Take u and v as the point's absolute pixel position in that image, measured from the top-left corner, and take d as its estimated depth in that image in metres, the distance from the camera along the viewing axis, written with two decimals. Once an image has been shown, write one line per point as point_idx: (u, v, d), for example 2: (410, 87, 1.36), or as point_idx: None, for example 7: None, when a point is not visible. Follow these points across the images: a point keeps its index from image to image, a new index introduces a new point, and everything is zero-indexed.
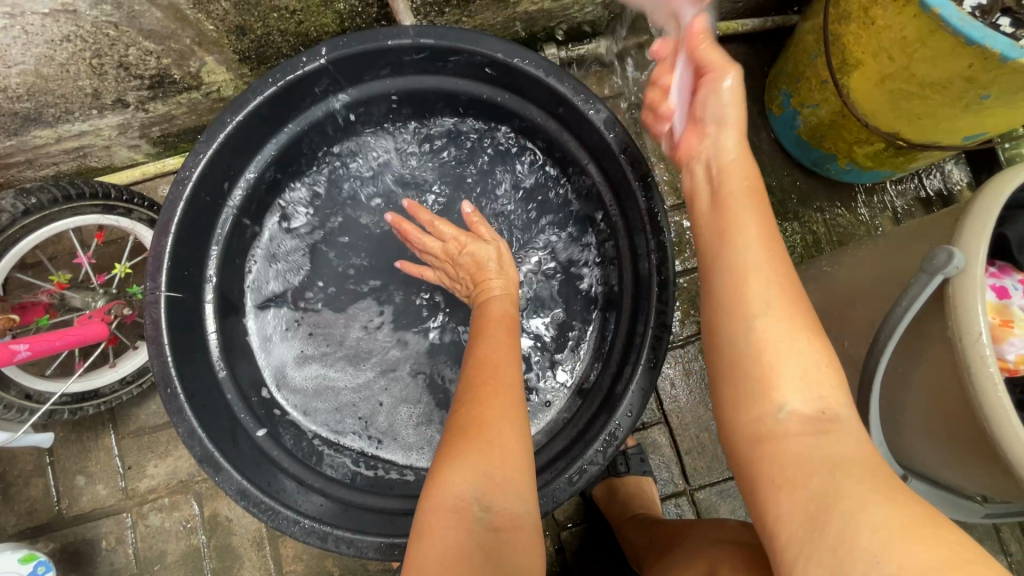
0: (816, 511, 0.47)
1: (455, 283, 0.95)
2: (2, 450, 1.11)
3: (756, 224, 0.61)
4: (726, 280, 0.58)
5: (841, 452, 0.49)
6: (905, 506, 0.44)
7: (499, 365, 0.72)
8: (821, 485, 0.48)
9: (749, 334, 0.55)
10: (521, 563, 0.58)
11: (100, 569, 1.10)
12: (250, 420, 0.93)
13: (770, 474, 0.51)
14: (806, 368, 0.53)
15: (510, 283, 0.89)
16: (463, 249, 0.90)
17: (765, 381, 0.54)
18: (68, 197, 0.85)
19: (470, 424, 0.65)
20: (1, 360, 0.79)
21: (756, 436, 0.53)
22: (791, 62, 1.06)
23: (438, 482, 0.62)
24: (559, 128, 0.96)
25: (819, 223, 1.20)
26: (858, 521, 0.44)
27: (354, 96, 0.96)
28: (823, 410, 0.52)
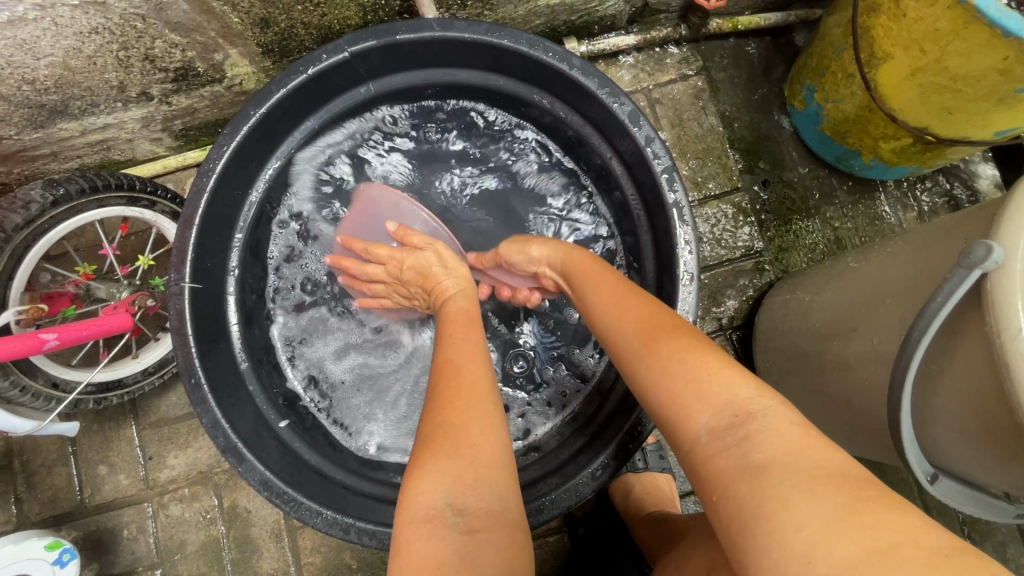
0: (746, 522, 0.44)
1: (411, 300, 0.96)
2: (26, 439, 1.13)
3: (621, 293, 0.70)
4: (618, 342, 0.65)
5: (757, 451, 0.46)
6: (823, 496, 0.41)
7: (459, 365, 0.70)
8: (745, 491, 0.45)
9: (647, 377, 0.58)
10: (500, 563, 0.56)
11: (122, 558, 1.11)
12: (271, 412, 0.93)
13: (710, 487, 0.49)
14: (696, 383, 0.53)
15: (464, 280, 0.89)
16: (404, 265, 0.91)
17: (676, 407, 0.54)
18: (94, 188, 0.86)
19: (435, 430, 0.62)
20: (30, 349, 0.78)
21: (691, 459, 0.52)
22: (816, 56, 1.05)
23: (411, 491, 0.59)
24: (582, 122, 0.95)
25: (842, 219, 1.19)
26: (788, 522, 0.41)
27: (376, 89, 0.96)
28: (730, 413, 0.50)
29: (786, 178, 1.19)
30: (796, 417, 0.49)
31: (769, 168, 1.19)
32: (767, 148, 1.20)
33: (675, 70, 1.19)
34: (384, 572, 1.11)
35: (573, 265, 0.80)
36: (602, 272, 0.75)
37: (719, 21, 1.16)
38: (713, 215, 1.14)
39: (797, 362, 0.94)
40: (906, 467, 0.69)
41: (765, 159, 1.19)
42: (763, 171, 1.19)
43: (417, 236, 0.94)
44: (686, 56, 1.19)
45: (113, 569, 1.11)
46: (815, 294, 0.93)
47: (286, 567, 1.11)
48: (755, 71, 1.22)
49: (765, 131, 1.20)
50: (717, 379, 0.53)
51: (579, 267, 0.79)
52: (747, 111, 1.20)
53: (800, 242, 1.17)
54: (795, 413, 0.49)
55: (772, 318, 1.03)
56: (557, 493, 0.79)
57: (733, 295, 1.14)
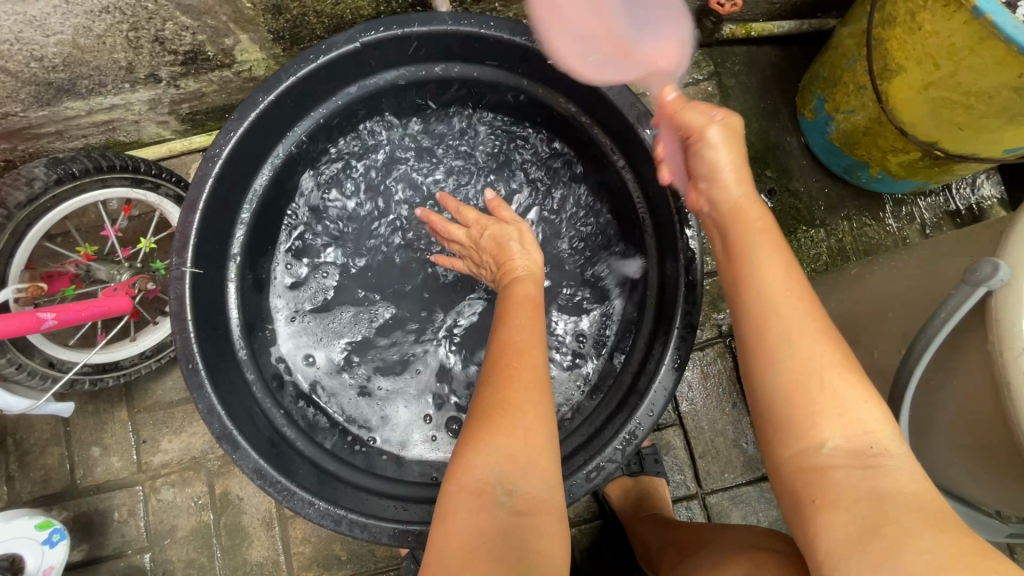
0: (855, 536, 0.48)
1: (480, 268, 0.94)
2: (20, 418, 1.12)
3: (782, 270, 0.62)
4: (776, 318, 0.59)
5: (888, 483, 0.50)
6: (942, 534, 0.45)
7: (525, 348, 0.71)
8: (863, 509, 0.49)
9: (781, 368, 0.56)
10: (544, 548, 0.58)
11: (112, 540, 1.11)
12: (269, 401, 0.92)
13: (811, 498, 0.53)
14: (841, 403, 0.54)
15: (534, 264, 0.87)
16: (485, 231, 0.90)
17: (805, 416, 0.55)
18: (98, 169, 0.85)
19: (494, 407, 0.64)
20: (27, 328, 0.78)
21: (795, 462, 0.55)
22: (828, 66, 1.04)
23: (462, 463, 0.62)
24: (592, 123, 0.95)
25: (846, 230, 1.18)
26: (895, 549, 0.45)
27: (387, 81, 0.95)
28: (865, 442, 0.53)
29: (792, 188, 1.19)
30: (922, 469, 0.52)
31: (776, 176, 1.19)
32: (776, 157, 1.19)
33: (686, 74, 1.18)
34: (374, 565, 1.11)
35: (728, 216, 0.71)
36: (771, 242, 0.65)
37: (733, 27, 1.15)
38: None
39: None
40: None
41: (772, 168, 1.19)
42: (770, 180, 1.18)
43: (509, 211, 0.93)
44: (698, 61, 1.19)
45: (102, 551, 1.10)
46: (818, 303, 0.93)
47: (276, 556, 1.11)
48: (766, 78, 1.22)
49: (774, 139, 1.20)
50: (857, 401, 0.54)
51: (733, 223, 0.70)
52: (757, 119, 1.20)
53: (803, 252, 1.17)
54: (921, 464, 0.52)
55: None
56: None
57: None
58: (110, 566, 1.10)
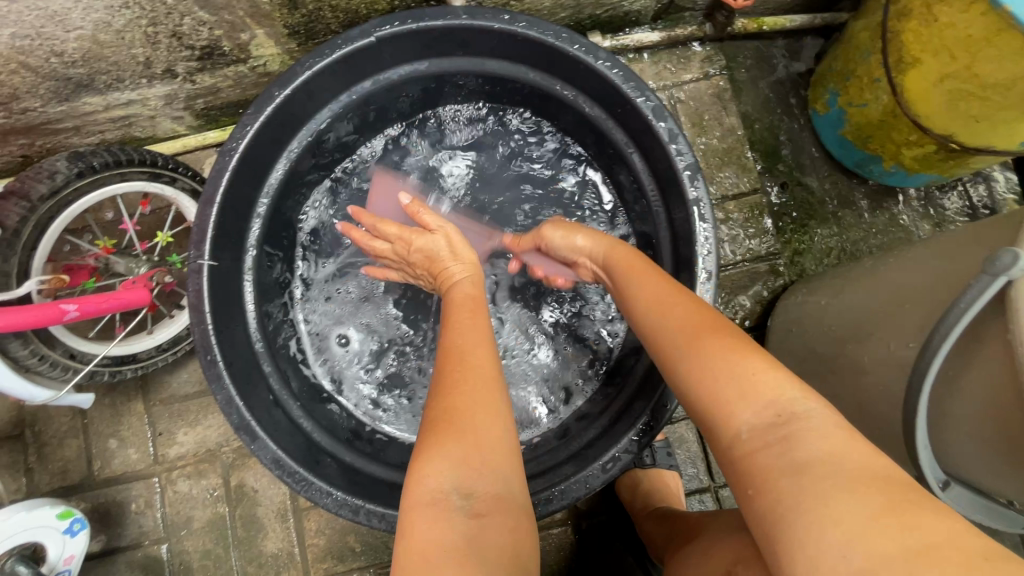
0: (782, 517, 0.45)
1: (418, 279, 0.95)
2: (39, 410, 1.14)
3: (659, 285, 0.70)
4: (664, 337, 0.63)
5: (802, 451, 0.47)
6: (864, 497, 0.42)
7: (468, 349, 0.71)
8: (785, 486, 0.46)
9: (688, 374, 0.58)
10: (502, 549, 0.56)
11: (129, 531, 1.12)
12: (285, 395, 0.93)
13: (746, 482, 0.49)
14: (743, 385, 0.53)
15: (474, 267, 0.88)
16: (411, 245, 0.91)
17: (718, 403, 0.53)
18: (118, 163, 0.86)
19: (440, 415, 0.63)
20: (50, 319, 0.79)
21: (728, 453, 0.52)
22: (842, 59, 1.04)
23: (414, 474, 0.59)
24: (606, 116, 0.95)
25: (860, 224, 1.18)
26: (823, 523, 0.42)
27: (400, 75, 0.96)
28: (774, 412, 0.50)
29: (804, 182, 1.18)
30: (842, 422, 0.49)
31: (788, 171, 1.19)
32: (787, 151, 1.19)
33: (698, 68, 1.18)
34: (388, 556, 1.12)
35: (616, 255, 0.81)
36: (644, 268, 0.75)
37: (745, 21, 1.15)
38: (730, 216, 1.14)
39: (810, 366, 0.94)
40: (917, 469, 0.69)
41: (784, 162, 1.19)
42: (782, 174, 1.18)
43: (428, 214, 0.93)
44: (710, 55, 1.19)
45: (121, 542, 1.12)
46: (832, 296, 0.93)
47: (291, 547, 1.12)
48: (778, 73, 1.21)
49: (786, 133, 1.20)
50: (758, 380, 0.52)
51: (621, 261, 0.80)
52: (769, 113, 1.20)
53: (815, 246, 1.17)
54: (835, 416, 0.49)
55: (786, 319, 1.03)
56: (566, 484, 0.80)
57: (747, 296, 1.13)
58: (127, 557, 1.11)
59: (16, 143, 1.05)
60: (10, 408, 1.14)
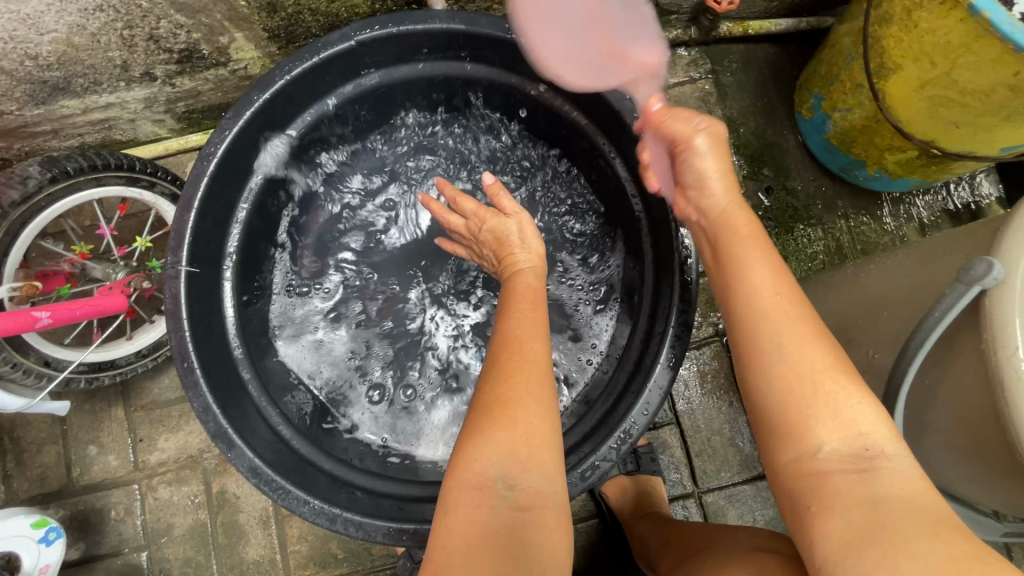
0: (851, 544, 0.48)
1: (483, 258, 0.94)
2: (18, 416, 1.13)
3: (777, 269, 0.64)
4: (749, 325, 0.61)
5: (884, 486, 0.50)
6: (945, 541, 0.44)
7: (524, 341, 0.71)
8: (859, 514, 0.49)
9: (776, 374, 0.57)
10: (545, 546, 0.57)
11: (109, 538, 1.11)
12: (267, 402, 0.92)
13: (811, 503, 0.53)
14: (837, 404, 0.54)
15: (539, 257, 0.87)
16: (483, 226, 0.89)
17: (802, 418, 0.55)
18: (94, 167, 0.85)
19: (494, 401, 0.64)
20: (23, 326, 0.78)
21: (796, 469, 0.55)
22: (825, 64, 1.04)
23: (461, 459, 0.62)
24: (586, 120, 0.95)
25: (845, 229, 1.18)
26: (890, 556, 0.45)
27: (382, 79, 0.95)
28: (862, 444, 0.53)
29: (789, 187, 1.18)
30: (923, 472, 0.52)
31: (773, 175, 1.18)
32: (773, 155, 1.19)
33: (683, 73, 1.18)
34: (371, 563, 1.11)
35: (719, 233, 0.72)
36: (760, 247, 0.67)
37: (730, 25, 1.15)
38: None
39: None
40: None
41: (769, 166, 1.19)
42: (766, 178, 1.18)
43: (508, 199, 0.90)
44: (695, 59, 1.19)
45: (100, 549, 1.10)
46: (815, 302, 0.92)
47: (273, 554, 1.11)
48: (763, 77, 1.21)
49: (771, 138, 1.20)
50: (857, 407, 0.54)
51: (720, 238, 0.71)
52: (754, 117, 1.20)
53: (801, 251, 1.16)
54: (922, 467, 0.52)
55: None
56: None
57: None
58: (107, 564, 1.10)
59: None
60: None
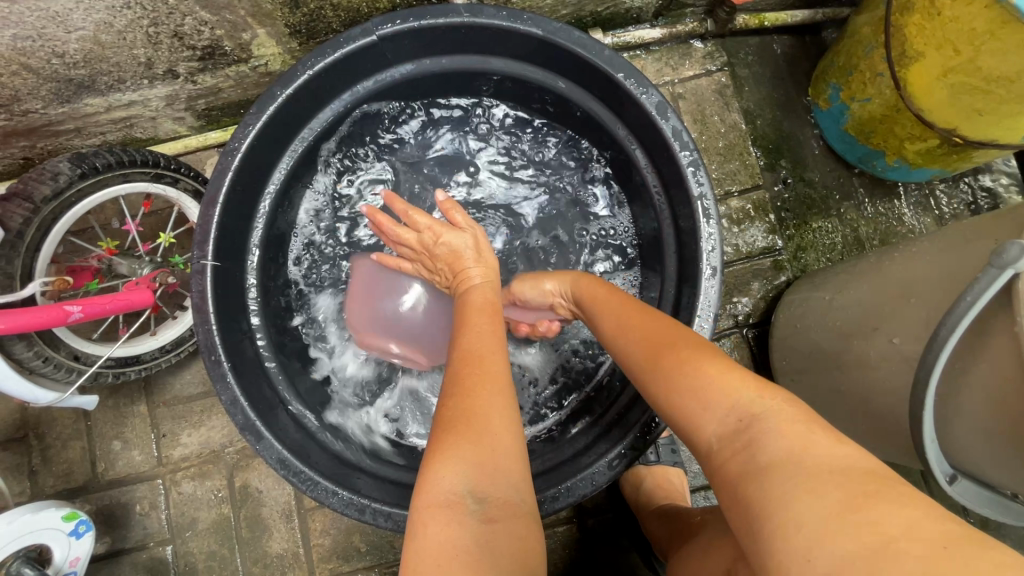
0: (752, 526, 0.44)
1: (434, 274, 0.97)
2: (43, 412, 1.14)
3: (628, 309, 0.71)
4: (631, 360, 0.65)
5: (764, 455, 0.46)
6: (821, 495, 0.41)
7: (484, 354, 0.72)
8: (755, 493, 0.45)
9: (656, 391, 0.59)
10: (518, 555, 0.55)
11: (134, 533, 1.12)
12: (292, 397, 0.93)
13: (728, 499, 0.48)
14: (703, 393, 0.53)
15: (492, 270, 0.91)
16: (439, 240, 0.92)
17: (687, 418, 0.54)
18: (121, 163, 0.86)
19: (459, 417, 0.63)
20: (55, 320, 0.79)
21: (707, 466, 0.52)
22: (844, 54, 1.04)
23: (427, 479, 0.59)
24: (608, 113, 0.95)
25: (863, 219, 1.18)
26: (788, 524, 0.41)
27: (403, 74, 0.96)
28: (735, 418, 0.50)
29: (807, 178, 1.18)
30: (803, 415, 0.48)
31: (790, 166, 1.19)
32: (790, 147, 1.19)
33: (699, 65, 1.18)
34: (393, 556, 1.12)
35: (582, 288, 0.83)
36: (614, 299, 0.76)
37: (746, 17, 1.15)
38: (733, 213, 1.14)
39: (816, 362, 0.93)
40: (925, 464, 0.69)
41: (786, 158, 1.19)
42: (784, 170, 1.18)
43: (462, 215, 0.96)
44: (711, 51, 1.19)
45: (126, 543, 1.12)
46: (836, 291, 0.93)
47: (296, 547, 1.12)
48: (779, 68, 1.21)
49: (788, 129, 1.20)
50: (722, 385, 0.52)
51: (589, 295, 0.80)
52: (770, 109, 1.20)
53: (819, 242, 1.16)
54: (798, 411, 0.48)
55: (789, 315, 1.03)
56: (572, 480, 0.80)
57: (749, 292, 1.13)
58: (133, 558, 1.11)
59: (17, 145, 1.05)
60: (14, 411, 1.14)
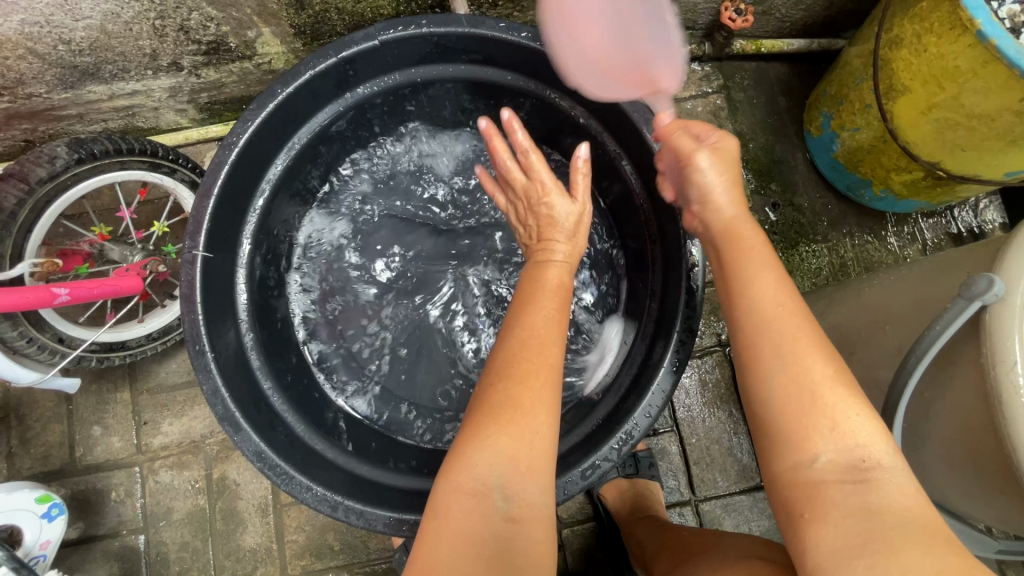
0: (846, 552, 0.49)
1: (521, 225, 0.91)
2: (24, 394, 1.14)
3: (779, 288, 0.63)
4: (757, 343, 0.61)
5: (879, 498, 0.51)
6: (938, 555, 0.46)
7: (542, 342, 0.70)
8: (855, 524, 0.50)
9: (776, 389, 0.58)
10: (535, 556, 0.58)
11: (107, 519, 1.12)
12: (274, 389, 0.94)
13: (800, 508, 0.55)
14: (833, 420, 0.55)
15: (575, 248, 0.86)
16: (543, 198, 0.85)
17: (795, 425, 0.56)
18: (120, 151, 0.88)
19: (505, 402, 0.64)
20: (41, 302, 0.79)
21: (789, 476, 0.56)
22: (835, 84, 1.07)
23: (463, 462, 0.61)
24: (600, 128, 0.97)
25: (849, 245, 1.20)
26: (886, 564, 0.47)
27: (403, 79, 0.98)
28: (861, 457, 0.53)
29: (796, 203, 1.21)
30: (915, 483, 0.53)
31: (780, 190, 1.21)
32: (781, 171, 1.21)
33: (696, 86, 1.21)
34: (367, 556, 1.11)
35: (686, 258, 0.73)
36: (759, 263, 0.66)
37: (743, 43, 1.18)
38: None
39: None
40: None
41: (777, 182, 1.21)
42: (774, 194, 1.20)
43: (580, 179, 0.87)
44: (708, 73, 1.22)
45: (99, 530, 1.11)
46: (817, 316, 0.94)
47: (270, 543, 1.11)
48: (773, 94, 1.24)
49: (779, 153, 1.22)
50: (856, 420, 0.55)
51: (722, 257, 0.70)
52: (764, 133, 1.23)
53: (804, 267, 1.18)
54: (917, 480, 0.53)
55: None
56: None
57: None
58: (104, 546, 1.11)
59: (18, 128, 1.07)
60: None
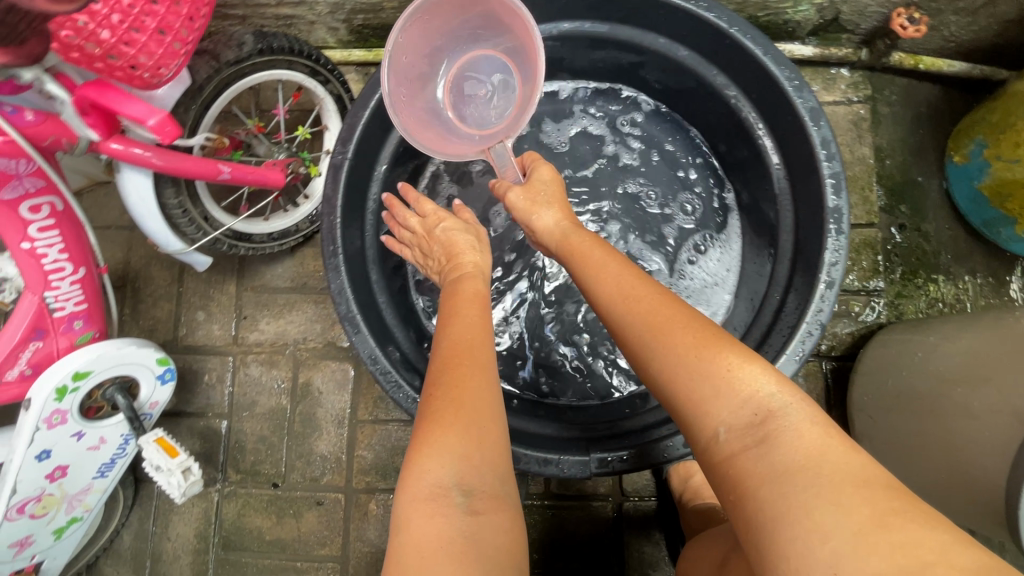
0: (768, 520, 0.48)
1: (427, 262, 0.94)
2: (142, 268, 1.22)
3: (624, 273, 0.70)
4: (627, 331, 0.65)
5: (781, 454, 0.50)
6: (849, 510, 0.44)
7: (470, 344, 0.71)
8: (769, 494, 0.49)
9: (662, 368, 0.60)
10: (504, 545, 0.56)
11: (197, 398, 1.19)
12: (386, 302, 0.97)
13: (729, 488, 0.53)
14: (719, 383, 0.55)
15: (483, 259, 0.90)
16: (441, 222, 0.91)
17: (693, 404, 0.57)
18: (293, 51, 0.92)
19: (444, 406, 0.62)
20: (208, 174, 0.85)
21: (712, 454, 0.55)
22: (999, 111, 1.01)
23: (414, 469, 0.59)
24: (752, 111, 0.96)
25: (971, 282, 1.15)
26: (809, 523, 0.45)
27: (562, 31, 0.99)
28: (751, 411, 0.53)
29: (923, 229, 1.16)
30: (815, 415, 0.52)
31: (909, 214, 1.16)
32: (912, 194, 1.17)
33: (841, 92, 1.18)
34: None
35: (568, 243, 0.81)
36: (604, 257, 0.75)
37: (902, 56, 1.13)
38: None
39: (903, 402, 0.91)
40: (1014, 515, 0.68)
41: (907, 204, 1.17)
42: (902, 216, 1.16)
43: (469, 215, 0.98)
44: (856, 81, 1.18)
45: (188, 407, 1.19)
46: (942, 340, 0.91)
47: (340, 454, 1.16)
48: (920, 114, 1.19)
49: (914, 175, 1.18)
50: (735, 375, 0.55)
51: (575, 249, 0.79)
52: (903, 152, 1.18)
53: (920, 295, 1.14)
54: (811, 409, 0.53)
55: (877, 350, 1.01)
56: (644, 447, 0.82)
57: (839, 324, 1.12)
58: (190, 423, 1.18)
59: None
60: (118, 259, 1.22)
